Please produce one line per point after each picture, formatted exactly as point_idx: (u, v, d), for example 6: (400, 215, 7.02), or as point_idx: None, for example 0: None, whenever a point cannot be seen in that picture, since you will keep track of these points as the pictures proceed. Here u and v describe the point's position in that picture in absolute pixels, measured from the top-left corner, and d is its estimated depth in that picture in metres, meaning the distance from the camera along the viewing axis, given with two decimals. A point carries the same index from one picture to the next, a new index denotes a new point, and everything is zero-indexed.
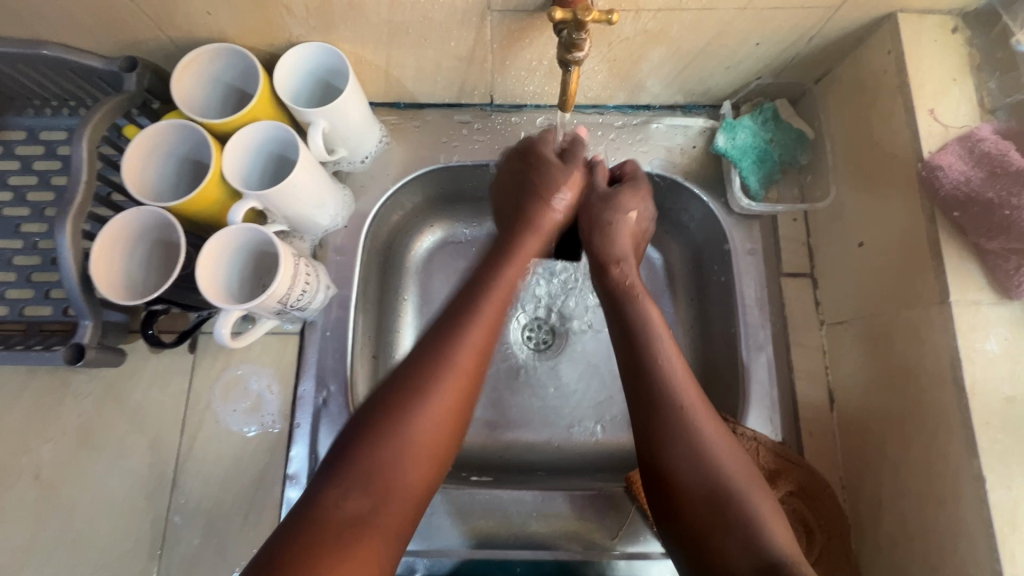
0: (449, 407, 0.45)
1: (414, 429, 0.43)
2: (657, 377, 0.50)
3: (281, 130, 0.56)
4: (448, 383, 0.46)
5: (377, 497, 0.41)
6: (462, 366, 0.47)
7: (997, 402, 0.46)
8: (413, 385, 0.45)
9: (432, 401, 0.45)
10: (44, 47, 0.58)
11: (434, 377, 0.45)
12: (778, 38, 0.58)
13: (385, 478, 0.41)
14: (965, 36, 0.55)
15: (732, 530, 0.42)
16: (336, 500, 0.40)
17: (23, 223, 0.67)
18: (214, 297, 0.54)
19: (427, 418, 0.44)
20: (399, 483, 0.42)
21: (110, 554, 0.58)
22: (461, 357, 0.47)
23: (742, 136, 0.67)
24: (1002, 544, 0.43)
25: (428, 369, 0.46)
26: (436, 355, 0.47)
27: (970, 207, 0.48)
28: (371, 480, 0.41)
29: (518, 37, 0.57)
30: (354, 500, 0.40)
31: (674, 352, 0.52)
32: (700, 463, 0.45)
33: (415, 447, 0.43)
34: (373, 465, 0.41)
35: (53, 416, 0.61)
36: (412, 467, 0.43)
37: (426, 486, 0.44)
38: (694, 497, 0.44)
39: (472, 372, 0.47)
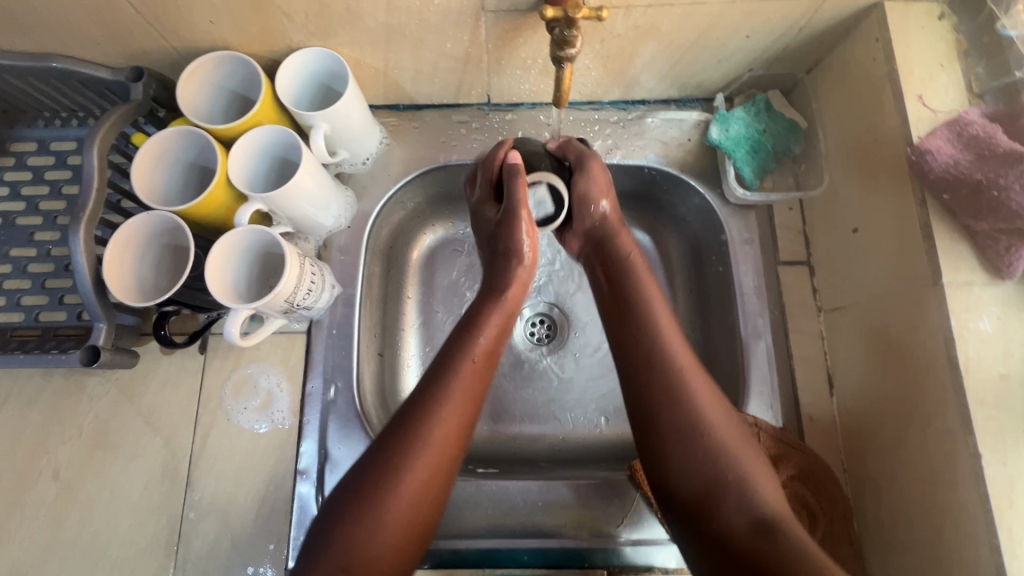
0: (423, 494, 0.47)
1: (384, 521, 0.45)
2: (648, 351, 0.52)
3: (283, 134, 0.58)
4: (420, 471, 0.47)
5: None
6: (439, 448, 0.48)
7: (990, 379, 0.47)
8: (383, 469, 0.46)
9: (406, 483, 0.46)
10: (54, 59, 0.59)
11: (402, 469, 0.46)
12: (767, 30, 0.59)
13: (365, 555, 0.44)
14: (952, 22, 0.56)
15: (724, 484, 0.45)
16: None
17: (37, 232, 0.68)
18: (223, 298, 0.55)
19: (398, 512, 0.45)
20: (377, 571, 0.44)
21: (128, 550, 0.60)
22: (438, 439, 0.48)
23: (735, 127, 0.68)
24: (998, 518, 0.44)
25: (396, 461, 0.46)
26: (404, 443, 0.47)
27: (960, 189, 0.49)
28: (348, 574, 0.43)
29: (512, 36, 0.59)
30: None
31: (669, 329, 0.53)
32: (692, 428, 0.47)
33: (388, 538, 0.45)
34: (354, 546, 0.44)
35: (70, 418, 0.63)
36: (387, 556, 0.45)
37: (406, 562, 0.46)
38: (687, 462, 0.47)
39: (444, 458, 0.48)
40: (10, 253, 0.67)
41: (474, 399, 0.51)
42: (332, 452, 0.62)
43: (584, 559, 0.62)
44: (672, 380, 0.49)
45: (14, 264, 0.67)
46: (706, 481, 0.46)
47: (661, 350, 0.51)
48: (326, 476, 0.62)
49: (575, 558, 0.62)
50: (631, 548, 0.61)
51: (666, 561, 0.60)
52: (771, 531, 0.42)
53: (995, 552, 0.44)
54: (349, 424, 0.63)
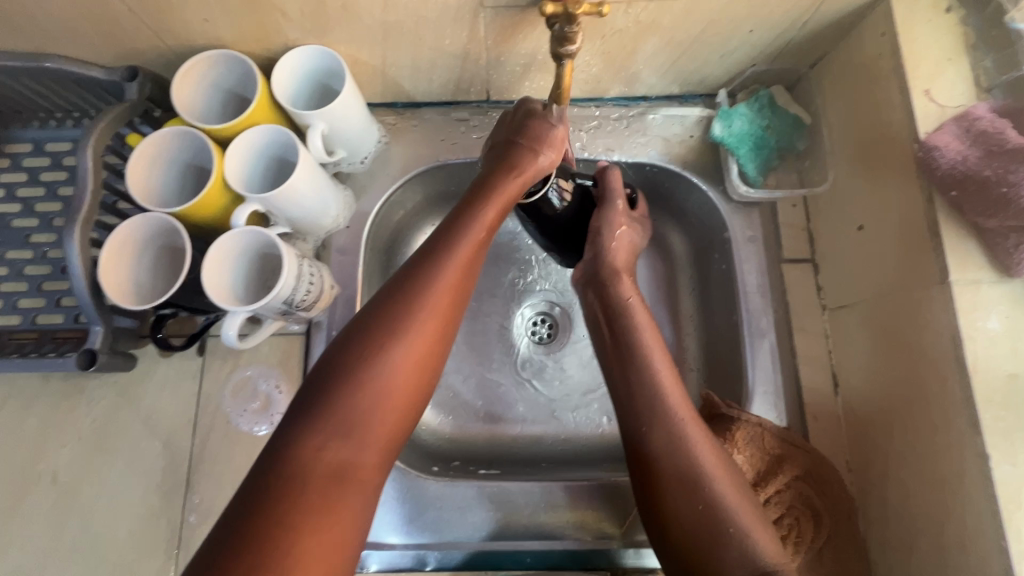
0: (422, 354, 0.44)
1: (385, 376, 0.42)
2: (646, 396, 0.50)
3: (279, 133, 0.57)
4: (418, 327, 0.44)
5: (355, 446, 0.41)
6: (434, 313, 0.45)
7: (999, 379, 0.46)
8: (377, 328, 0.43)
9: (401, 349, 0.43)
10: (46, 59, 0.58)
11: (403, 320, 0.44)
12: (771, 24, 0.58)
13: (361, 423, 0.41)
14: (959, 15, 0.55)
15: (725, 538, 0.44)
16: (315, 452, 0.39)
17: (33, 234, 0.68)
18: (220, 300, 0.55)
19: (400, 362, 0.43)
20: (374, 430, 0.41)
21: (128, 554, 0.59)
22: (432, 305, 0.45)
23: (738, 123, 0.67)
24: (1007, 520, 0.43)
25: (398, 315, 0.44)
26: (407, 295, 0.45)
27: (967, 187, 0.48)
28: (345, 427, 0.40)
29: (512, 32, 0.58)
30: (332, 449, 0.40)
31: (668, 379, 0.51)
32: (691, 482, 0.46)
33: (388, 395, 0.42)
34: (349, 413, 0.41)
35: (69, 422, 0.62)
36: (384, 423, 0.42)
37: (401, 430, 0.43)
38: (687, 518, 0.45)
39: (446, 316, 0.46)
40: (6, 256, 0.67)
41: (478, 253, 0.49)
42: None
43: (586, 561, 0.61)
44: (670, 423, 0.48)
45: (10, 267, 0.67)
46: (706, 532, 0.44)
47: (660, 399, 0.50)
48: None
49: (577, 560, 0.61)
50: (635, 550, 0.60)
51: None
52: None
53: (1004, 555, 0.43)
54: None
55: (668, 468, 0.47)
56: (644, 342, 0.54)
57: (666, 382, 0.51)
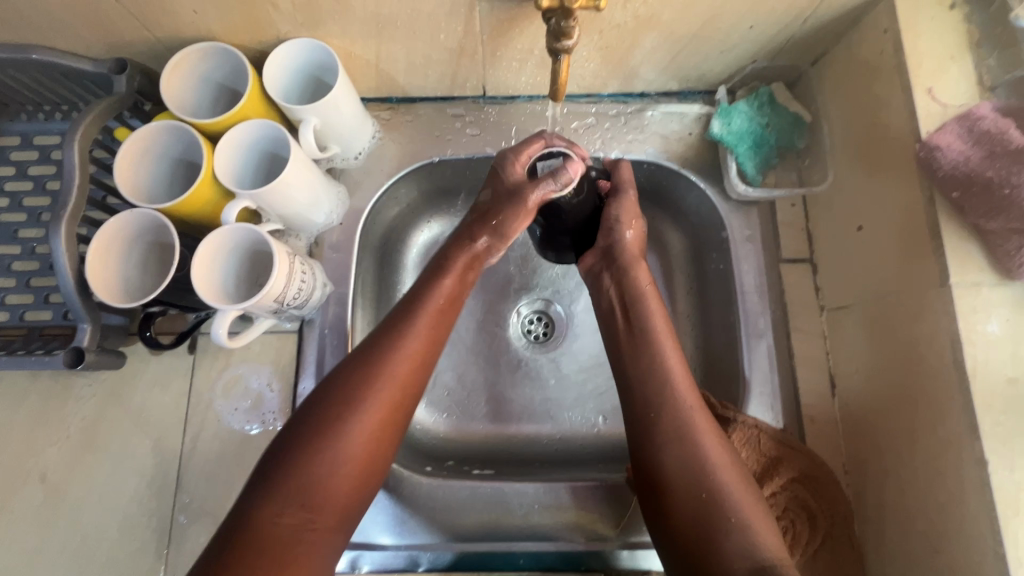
0: (379, 425, 0.47)
1: (340, 450, 0.45)
2: (653, 388, 0.50)
3: (271, 128, 0.56)
4: (372, 404, 0.47)
5: (309, 513, 0.43)
6: (390, 393, 0.48)
7: (999, 384, 0.45)
8: (336, 405, 0.46)
9: (356, 427, 0.46)
10: (32, 50, 0.57)
11: (364, 390, 0.47)
12: (771, 20, 0.57)
13: (317, 495, 0.44)
14: (963, 12, 0.54)
15: (724, 526, 0.43)
16: (271, 521, 0.42)
17: (21, 229, 0.67)
18: (209, 297, 0.54)
19: (355, 436, 0.46)
20: (329, 497, 0.44)
21: (118, 554, 0.59)
22: (388, 385, 0.48)
23: (737, 121, 0.66)
24: (1005, 526, 0.43)
25: (359, 387, 0.47)
26: (367, 371, 0.48)
27: (970, 187, 0.47)
28: (302, 496, 0.43)
29: (508, 26, 0.57)
30: (287, 515, 0.42)
31: (679, 371, 0.51)
32: (700, 475, 0.46)
33: (345, 464, 0.45)
34: (305, 487, 0.43)
35: (57, 420, 0.62)
36: (338, 489, 0.45)
37: (356, 495, 0.46)
38: (688, 507, 0.45)
39: (405, 387, 0.49)
40: None
41: (437, 326, 0.53)
42: None
43: (580, 563, 0.60)
44: (675, 409, 0.49)
45: None
46: (704, 516, 0.44)
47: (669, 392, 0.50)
48: None
49: (571, 562, 0.60)
50: (630, 552, 0.60)
51: None
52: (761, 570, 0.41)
53: (1001, 561, 0.43)
54: None
55: (672, 450, 0.47)
56: (662, 346, 0.53)
57: (676, 372, 0.51)
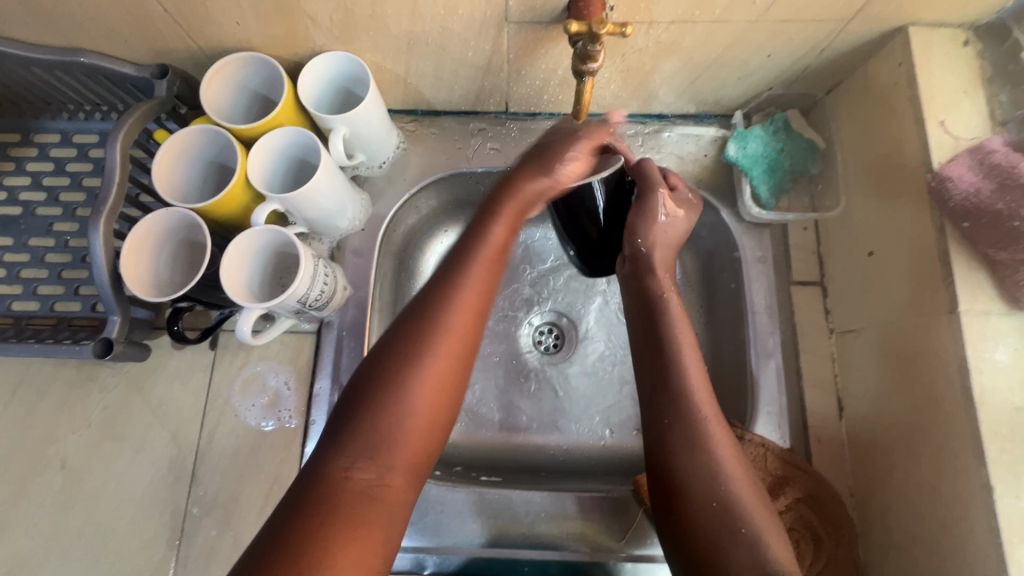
0: (439, 381, 0.44)
1: (412, 398, 0.43)
2: (653, 338, 0.54)
3: (303, 136, 0.59)
4: (443, 344, 0.44)
5: (381, 468, 0.41)
6: (460, 332, 0.45)
7: (1006, 412, 0.46)
8: (404, 345, 0.44)
9: (428, 375, 0.43)
10: (81, 54, 0.60)
11: (427, 338, 0.44)
12: (789, 49, 0.59)
13: (388, 445, 0.41)
14: (977, 49, 0.55)
15: (695, 452, 0.47)
16: (344, 474, 0.40)
17: (55, 222, 0.69)
18: (236, 296, 0.56)
19: (429, 384, 0.43)
20: (398, 452, 0.42)
21: (131, 542, 0.60)
22: (454, 326, 0.45)
23: (753, 145, 0.68)
24: (1010, 553, 0.43)
25: (413, 341, 0.44)
26: (429, 309, 0.46)
27: (980, 218, 0.48)
28: (370, 448, 0.41)
29: (534, 47, 0.59)
30: (358, 471, 0.40)
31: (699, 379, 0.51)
32: (679, 404, 0.50)
33: (409, 421, 0.42)
34: (375, 436, 0.41)
35: (80, 408, 0.63)
36: (406, 447, 0.42)
37: (425, 451, 0.43)
38: (702, 510, 0.45)
39: (468, 342, 0.46)
40: (28, 243, 0.69)
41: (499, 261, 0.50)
42: None
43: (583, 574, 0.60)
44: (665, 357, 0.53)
45: (32, 254, 0.68)
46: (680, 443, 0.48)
47: (685, 389, 0.50)
48: None
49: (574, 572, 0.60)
50: (633, 565, 0.60)
51: None
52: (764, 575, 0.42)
53: None
54: None
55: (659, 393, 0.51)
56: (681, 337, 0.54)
57: (680, 325, 0.55)
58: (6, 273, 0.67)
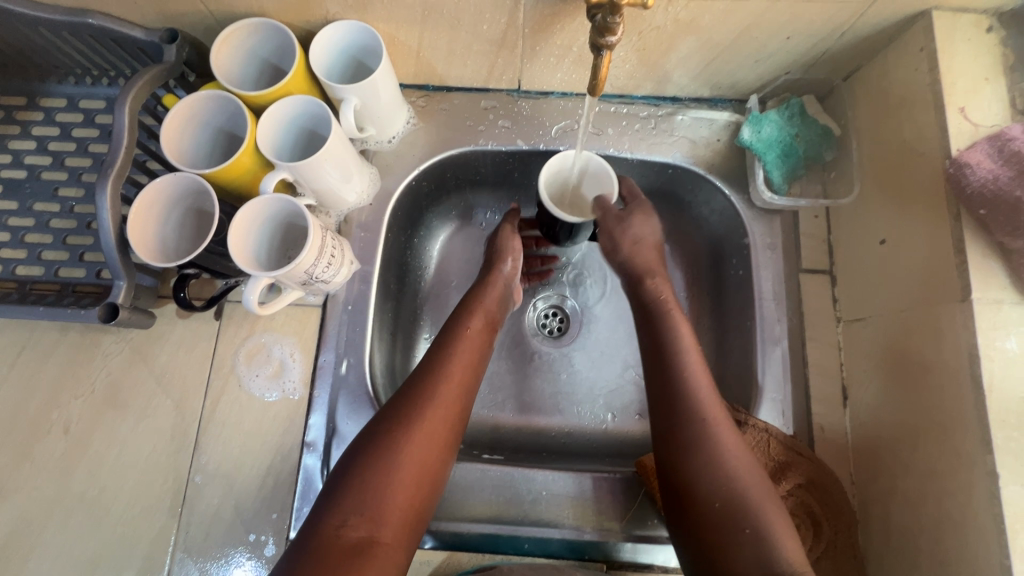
0: (429, 441, 0.51)
1: (401, 461, 0.49)
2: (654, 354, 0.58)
3: (314, 105, 0.58)
4: (425, 432, 0.51)
5: (374, 524, 0.46)
6: (444, 429, 0.52)
7: (1015, 401, 0.46)
8: (395, 426, 0.50)
9: (416, 440, 0.50)
10: (90, 15, 0.59)
11: (413, 420, 0.51)
12: (809, 33, 0.58)
13: (379, 502, 0.47)
14: (1000, 35, 0.55)
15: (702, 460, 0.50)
16: (336, 529, 0.45)
17: (61, 188, 0.69)
18: (243, 264, 0.55)
19: (415, 450, 0.49)
20: (389, 507, 0.47)
21: (132, 509, 0.60)
22: (435, 424, 0.52)
23: (768, 129, 0.67)
24: (1013, 540, 0.43)
25: (415, 409, 0.52)
26: (417, 401, 0.52)
27: (998, 206, 0.48)
28: (365, 506, 0.46)
29: (550, 22, 0.58)
30: (352, 526, 0.45)
31: (701, 382, 0.55)
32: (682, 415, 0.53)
33: (402, 478, 0.48)
34: (368, 494, 0.47)
35: (84, 374, 0.63)
36: (402, 498, 0.48)
37: (418, 509, 0.49)
38: (711, 511, 0.48)
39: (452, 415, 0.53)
40: (33, 207, 0.68)
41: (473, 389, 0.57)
42: (341, 426, 0.63)
43: (584, 551, 0.61)
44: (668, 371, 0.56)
45: (37, 219, 0.68)
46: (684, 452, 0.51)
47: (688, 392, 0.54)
48: (333, 451, 0.62)
49: (575, 549, 0.61)
50: (633, 545, 0.60)
51: (667, 560, 0.60)
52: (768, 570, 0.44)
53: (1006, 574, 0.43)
54: (358, 402, 0.63)
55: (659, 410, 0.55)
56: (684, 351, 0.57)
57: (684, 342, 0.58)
58: (10, 237, 0.67)
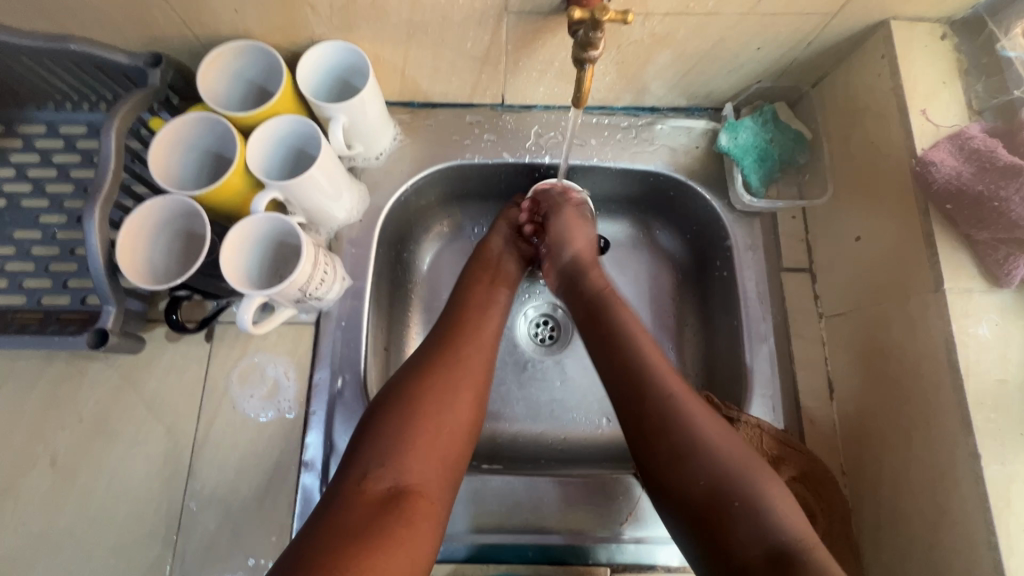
0: (457, 396, 0.54)
1: (426, 414, 0.52)
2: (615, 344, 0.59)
3: (302, 124, 0.58)
4: (449, 387, 0.54)
5: (398, 474, 0.48)
6: (467, 385, 0.55)
7: (989, 384, 0.48)
8: (413, 385, 0.53)
9: (439, 395, 0.53)
10: (72, 41, 0.59)
11: (429, 380, 0.54)
12: (778, 43, 0.61)
13: (404, 455, 0.49)
14: (954, 42, 0.58)
15: (680, 429, 0.51)
16: (362, 482, 0.47)
17: (42, 215, 0.68)
18: (235, 283, 0.55)
19: (437, 408, 0.53)
20: (416, 460, 0.50)
21: (126, 539, 0.58)
22: (459, 383, 0.55)
23: (743, 135, 0.70)
24: (996, 517, 0.45)
25: (431, 372, 0.55)
26: (431, 366, 0.55)
27: (962, 201, 0.51)
28: (390, 458, 0.49)
29: (532, 38, 0.60)
30: (376, 478, 0.48)
31: (653, 350, 0.58)
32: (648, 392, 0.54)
33: (427, 429, 0.51)
34: (391, 449, 0.49)
35: (70, 404, 0.62)
36: (428, 448, 0.50)
37: (450, 463, 0.52)
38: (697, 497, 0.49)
39: (472, 376, 0.56)
40: (13, 236, 0.67)
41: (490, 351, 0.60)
42: (338, 443, 0.62)
43: (586, 556, 0.61)
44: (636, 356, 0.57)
45: (18, 247, 0.66)
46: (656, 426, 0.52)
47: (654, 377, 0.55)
48: (331, 469, 0.62)
49: (578, 554, 0.61)
50: (635, 546, 0.61)
51: (669, 559, 0.60)
52: (728, 506, 0.47)
53: (993, 549, 0.45)
54: (354, 419, 0.63)
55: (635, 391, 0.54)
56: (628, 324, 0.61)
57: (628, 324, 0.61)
58: None
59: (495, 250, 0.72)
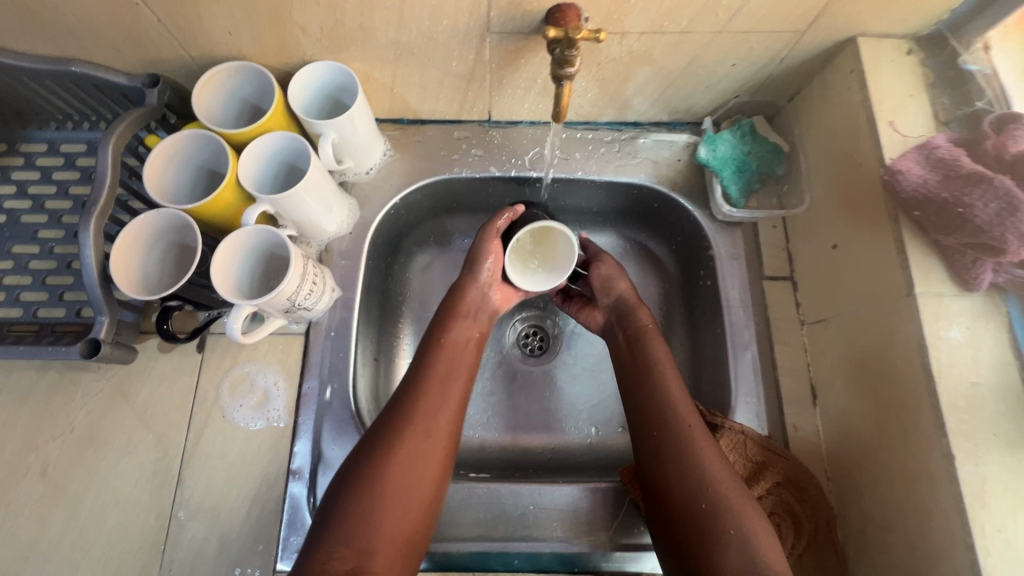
0: (423, 463, 0.53)
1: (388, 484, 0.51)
2: (657, 406, 0.58)
3: (293, 140, 0.60)
4: (412, 457, 0.52)
5: (362, 554, 0.47)
6: (433, 457, 0.54)
7: (962, 386, 0.49)
8: (377, 456, 0.52)
9: (405, 464, 0.52)
10: (73, 63, 0.62)
11: (395, 448, 0.52)
12: (751, 59, 0.64)
13: (369, 535, 0.48)
14: (920, 57, 0.60)
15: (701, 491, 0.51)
16: (324, 563, 0.46)
17: (41, 229, 0.70)
18: (226, 293, 0.57)
19: (397, 478, 0.51)
20: (378, 534, 0.49)
21: (114, 549, 0.59)
22: (425, 454, 0.53)
23: (722, 148, 0.72)
24: (972, 519, 0.46)
25: (396, 439, 0.53)
26: (396, 434, 0.54)
27: (929, 207, 0.52)
28: (354, 538, 0.48)
29: (514, 57, 0.62)
30: (339, 559, 0.46)
31: (684, 400, 0.58)
32: (682, 449, 0.54)
33: (389, 503, 0.50)
34: (357, 527, 0.48)
35: (62, 414, 0.63)
36: (392, 523, 0.50)
37: (412, 533, 0.51)
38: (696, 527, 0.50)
39: (438, 447, 0.54)
40: (12, 250, 0.69)
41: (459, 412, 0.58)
42: (327, 452, 0.63)
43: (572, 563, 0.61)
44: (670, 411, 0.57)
45: (16, 261, 0.68)
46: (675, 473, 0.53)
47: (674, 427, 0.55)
48: (319, 477, 0.62)
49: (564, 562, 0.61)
50: (621, 554, 0.61)
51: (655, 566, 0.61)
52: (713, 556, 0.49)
53: (971, 551, 0.45)
54: (343, 427, 0.64)
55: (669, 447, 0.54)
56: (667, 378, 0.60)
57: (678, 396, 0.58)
58: None
59: (473, 300, 0.66)
